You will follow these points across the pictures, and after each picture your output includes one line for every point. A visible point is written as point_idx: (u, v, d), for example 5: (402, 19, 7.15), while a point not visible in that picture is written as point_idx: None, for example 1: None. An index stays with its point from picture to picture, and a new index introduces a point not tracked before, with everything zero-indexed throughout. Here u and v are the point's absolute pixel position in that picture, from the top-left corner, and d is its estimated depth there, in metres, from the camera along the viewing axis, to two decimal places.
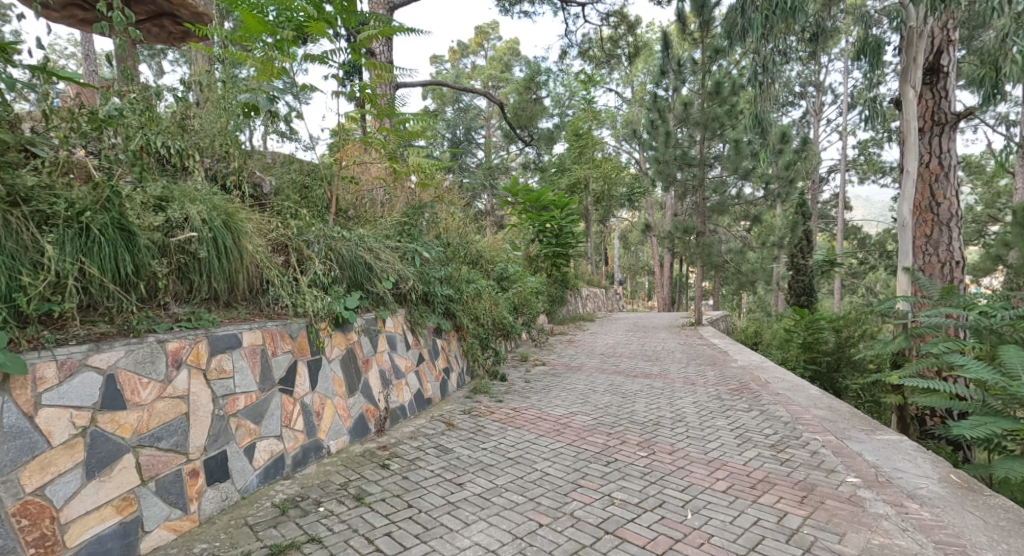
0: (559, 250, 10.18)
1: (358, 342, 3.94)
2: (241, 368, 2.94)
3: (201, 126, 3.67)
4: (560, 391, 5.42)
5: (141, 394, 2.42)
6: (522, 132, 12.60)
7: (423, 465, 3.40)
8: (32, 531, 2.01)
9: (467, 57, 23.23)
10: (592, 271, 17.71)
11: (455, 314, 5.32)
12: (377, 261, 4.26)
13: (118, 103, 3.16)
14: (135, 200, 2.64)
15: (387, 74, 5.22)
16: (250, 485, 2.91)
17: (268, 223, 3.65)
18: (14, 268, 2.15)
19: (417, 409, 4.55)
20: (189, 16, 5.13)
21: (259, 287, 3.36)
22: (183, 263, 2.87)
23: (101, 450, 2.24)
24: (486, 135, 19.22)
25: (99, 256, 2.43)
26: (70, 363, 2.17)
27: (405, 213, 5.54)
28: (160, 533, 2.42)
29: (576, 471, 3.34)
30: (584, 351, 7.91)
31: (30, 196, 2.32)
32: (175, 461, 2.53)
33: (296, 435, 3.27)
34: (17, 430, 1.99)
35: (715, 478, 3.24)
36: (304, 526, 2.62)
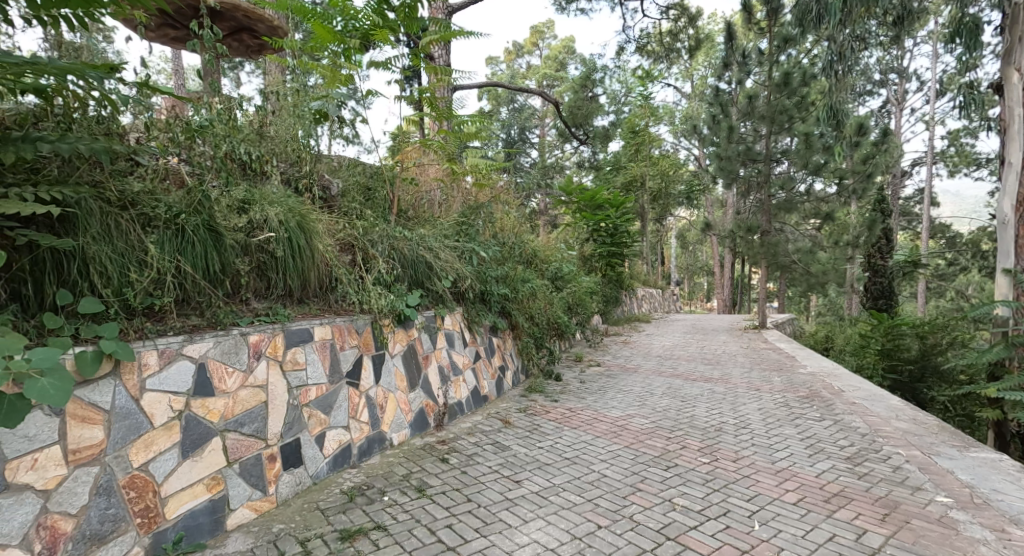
0: (615, 250, 10.03)
1: (418, 338, 4.07)
2: (313, 361, 3.12)
3: (276, 133, 3.90)
4: (616, 392, 5.36)
5: (226, 383, 2.61)
6: (578, 130, 12.51)
7: (481, 461, 3.46)
8: (139, 502, 2.21)
9: (522, 57, 23.31)
10: (648, 271, 17.33)
11: (511, 312, 5.37)
12: (437, 260, 4.38)
13: (206, 114, 3.40)
14: (221, 204, 2.87)
15: (447, 78, 5.34)
16: (321, 472, 3.08)
17: (336, 224, 3.84)
18: (124, 266, 2.36)
19: (474, 406, 4.64)
20: (266, 30, 5.45)
21: (328, 285, 3.54)
22: (262, 261, 3.08)
23: (194, 433, 2.44)
24: (540, 134, 19.24)
25: (192, 255, 2.65)
26: (169, 351, 2.37)
27: (462, 214, 5.65)
28: (243, 512, 2.61)
29: (635, 474, 3.30)
30: (640, 354, 7.77)
31: (137, 200, 2.50)
32: (255, 446, 2.71)
33: (362, 426, 3.42)
34: (126, 411, 2.18)
35: (785, 489, 3.11)
36: (370, 513, 2.74)
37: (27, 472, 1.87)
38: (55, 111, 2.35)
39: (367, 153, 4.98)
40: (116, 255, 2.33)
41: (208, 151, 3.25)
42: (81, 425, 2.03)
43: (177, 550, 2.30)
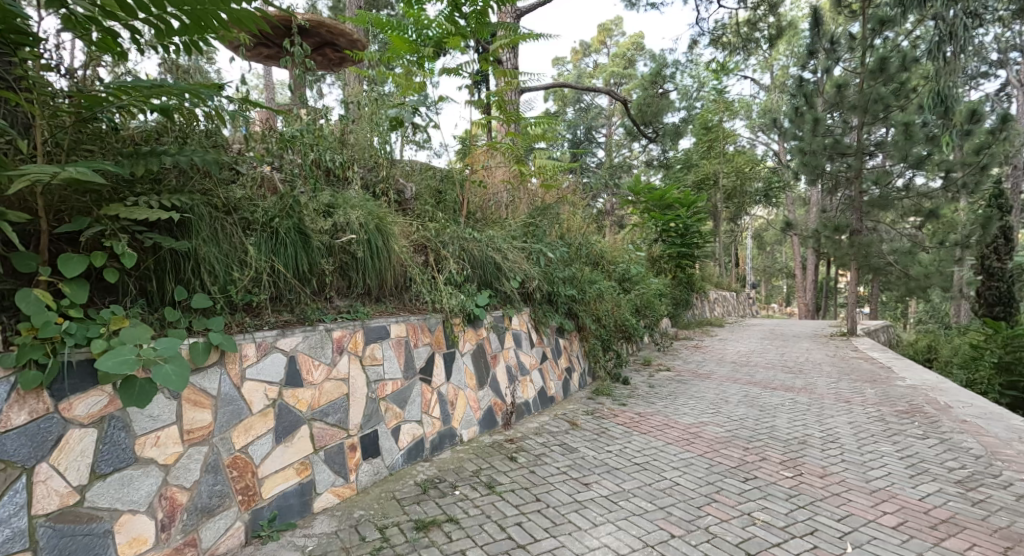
0: (686, 251, 9.71)
1: (487, 337, 4.16)
2: (389, 357, 3.27)
3: (356, 141, 4.12)
4: (688, 398, 5.20)
5: (314, 375, 2.81)
6: (647, 128, 12.21)
7: (549, 462, 3.48)
8: (240, 481, 2.42)
9: (589, 56, 23.09)
10: (722, 273, 16.61)
11: (578, 314, 5.36)
12: (506, 261, 4.45)
13: (297, 125, 3.67)
14: (309, 209, 3.08)
15: (516, 80, 5.40)
16: (396, 463, 3.23)
17: (410, 226, 4.00)
18: (228, 265, 2.59)
19: (541, 406, 4.67)
20: (347, 44, 5.76)
21: (402, 284, 3.70)
22: (344, 261, 3.27)
23: (286, 420, 2.64)
24: (607, 133, 18.94)
25: (284, 256, 2.87)
26: (265, 344, 2.59)
27: (529, 215, 5.70)
28: (327, 496, 2.79)
29: (710, 484, 3.20)
30: (714, 359, 7.48)
31: (239, 205, 2.74)
32: (338, 435, 2.90)
33: (434, 421, 3.55)
34: (230, 397, 2.40)
35: (882, 511, 2.90)
36: (443, 506, 2.84)
37: (152, 448, 2.11)
38: (174, 128, 2.61)
39: (436, 157, 5.14)
40: (221, 255, 2.56)
41: (298, 159, 3.50)
42: (194, 408, 2.26)
43: (271, 528, 2.50)
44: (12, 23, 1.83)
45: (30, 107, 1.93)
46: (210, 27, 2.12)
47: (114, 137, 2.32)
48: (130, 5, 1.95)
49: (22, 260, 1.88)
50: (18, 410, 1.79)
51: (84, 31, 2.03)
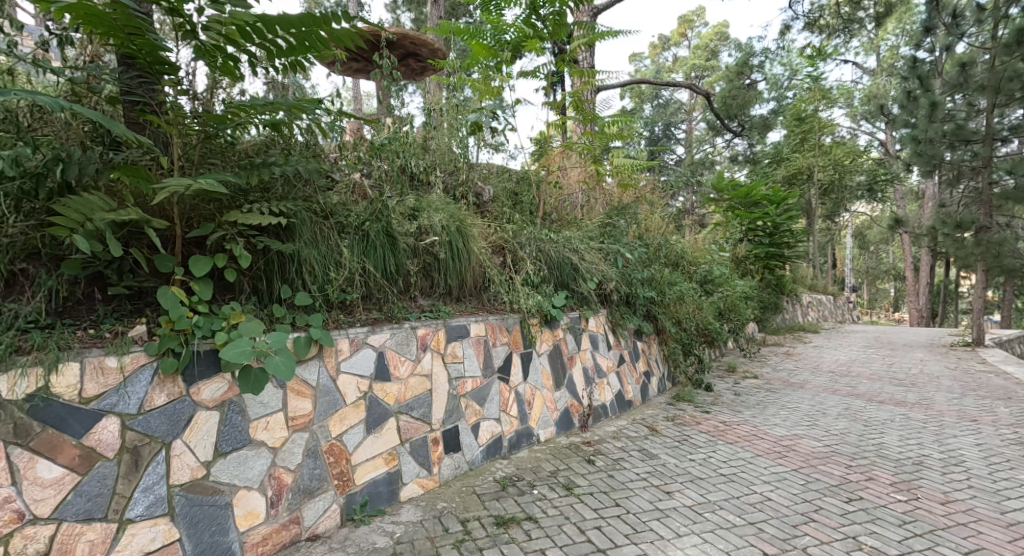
0: (775, 251, 9.13)
1: (564, 339, 4.16)
2: (469, 355, 3.38)
3: (437, 146, 4.27)
4: (779, 408, 4.90)
5: (400, 370, 2.96)
6: (732, 122, 11.59)
7: (628, 467, 3.43)
8: (336, 466, 2.60)
9: (669, 50, 22.36)
10: (816, 274, 15.47)
11: (657, 316, 5.21)
12: (583, 262, 4.43)
13: (385, 134, 3.87)
14: (396, 213, 3.25)
15: (593, 79, 5.35)
16: (476, 459, 3.33)
17: (489, 228, 4.09)
18: (325, 266, 2.78)
19: (618, 410, 4.61)
20: (428, 54, 5.99)
21: (481, 285, 3.79)
22: (428, 262, 3.41)
23: (375, 412, 2.80)
24: (687, 129, 18.20)
25: (374, 257, 3.05)
26: (357, 340, 2.76)
27: (606, 216, 5.63)
28: (413, 486, 2.92)
29: (806, 502, 3.00)
30: (807, 367, 6.99)
31: (334, 210, 2.94)
32: (422, 428, 3.03)
33: (511, 420, 3.62)
34: (327, 388, 2.59)
35: (1021, 548, 2.58)
36: (522, 504, 2.89)
37: (262, 431, 2.33)
38: (280, 141, 2.84)
39: (511, 159, 5.21)
40: (320, 256, 2.75)
41: (386, 166, 3.70)
42: (297, 397, 2.47)
43: (363, 512, 2.66)
44: (156, 54, 2.09)
45: (168, 127, 2.19)
46: (312, 45, 2.30)
47: (232, 151, 2.57)
48: (248, 32, 2.17)
49: (162, 261, 2.14)
50: (159, 392, 2.05)
51: (210, 58, 2.28)
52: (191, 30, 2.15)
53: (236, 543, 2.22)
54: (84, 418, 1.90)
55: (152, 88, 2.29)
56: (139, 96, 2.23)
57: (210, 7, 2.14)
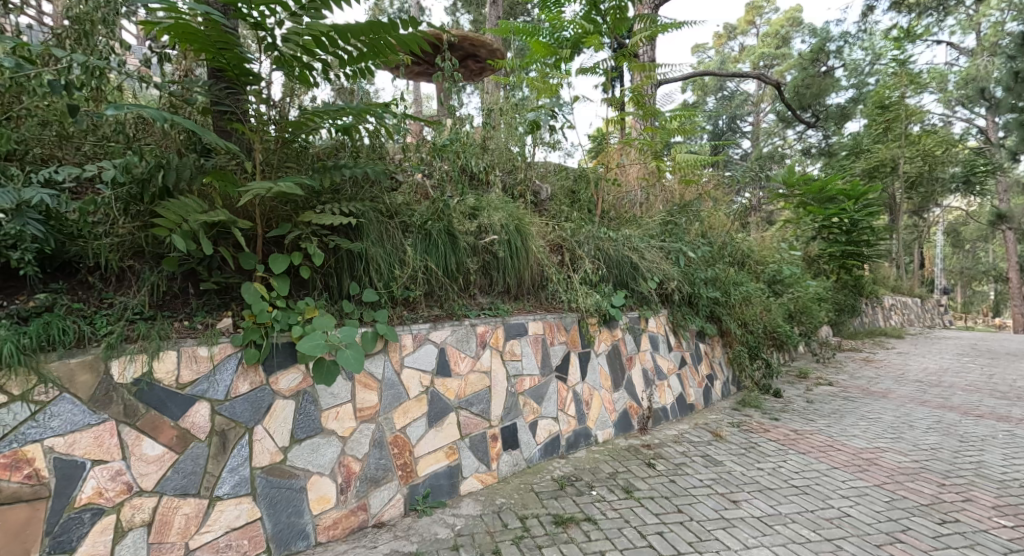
0: (852, 250, 8.48)
1: (622, 339, 4.10)
2: (527, 353, 3.40)
3: (496, 146, 4.31)
4: (858, 418, 4.60)
5: (460, 366, 3.02)
6: (805, 113, 10.95)
7: (691, 473, 3.33)
8: (400, 457, 2.69)
9: (735, 39, 21.46)
10: (900, 275, 14.35)
11: (721, 317, 5.02)
12: (643, 261, 4.33)
13: (446, 134, 3.95)
14: (456, 212, 3.31)
15: (654, 74, 5.22)
16: (533, 457, 3.35)
17: (547, 227, 4.09)
18: (390, 264, 2.87)
19: (680, 414, 4.49)
20: (487, 54, 6.05)
21: (540, 283, 3.78)
22: (487, 260, 3.46)
23: (437, 406, 2.88)
24: (755, 121, 17.37)
25: (435, 255, 3.12)
26: (420, 336, 2.85)
27: (667, 213, 5.48)
28: (472, 481, 2.98)
29: (892, 521, 2.81)
30: (890, 375, 6.50)
31: (398, 210, 3.03)
32: (481, 424, 3.08)
33: (569, 419, 3.61)
34: (391, 382, 2.69)
35: None
36: (581, 505, 2.87)
37: (333, 420, 2.45)
38: (348, 144, 2.97)
39: (568, 157, 5.18)
40: (386, 255, 2.85)
41: (447, 166, 3.78)
42: (364, 389, 2.58)
43: (425, 503, 2.74)
44: (242, 66, 2.25)
45: (252, 134, 2.34)
46: (380, 53, 2.39)
47: (306, 154, 2.71)
48: (323, 42, 2.28)
49: (245, 259, 2.30)
50: (243, 380, 2.21)
51: (289, 67, 2.41)
52: (272, 43, 2.29)
53: (310, 526, 2.35)
54: (180, 402, 2.08)
55: (239, 98, 2.48)
56: (227, 105, 2.42)
57: (289, 20, 2.26)
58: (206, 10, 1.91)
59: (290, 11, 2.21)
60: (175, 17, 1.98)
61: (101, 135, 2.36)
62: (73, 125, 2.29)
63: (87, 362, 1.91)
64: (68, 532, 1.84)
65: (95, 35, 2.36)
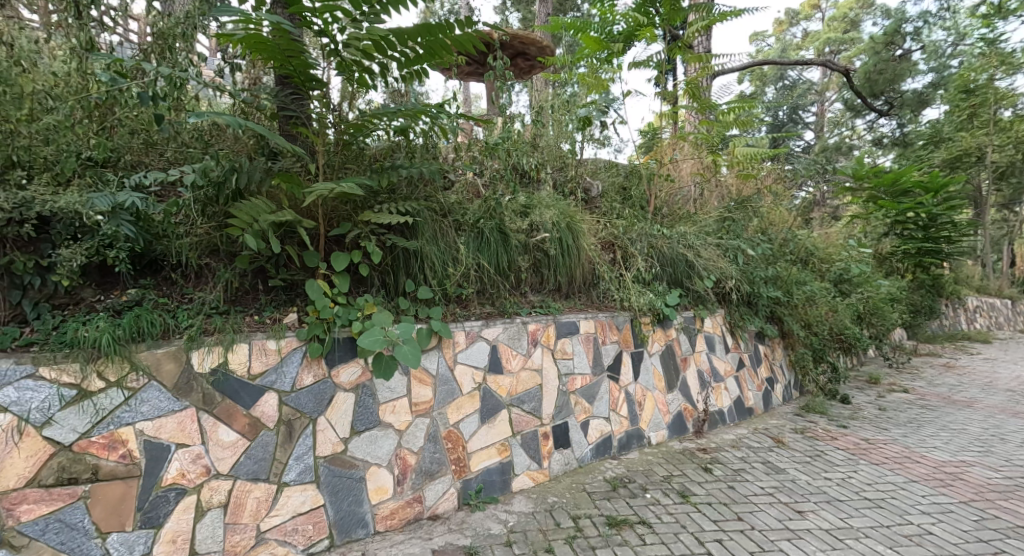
0: (930, 247, 7.89)
1: (677, 339, 3.99)
2: (579, 352, 3.37)
3: (546, 144, 4.29)
4: (939, 429, 4.28)
5: (512, 363, 3.03)
6: (875, 101, 10.26)
7: (751, 479, 3.21)
8: (453, 452, 2.74)
9: (797, 25, 20.43)
10: (986, 274, 13.21)
11: (781, 318, 4.79)
12: (699, 259, 4.19)
13: (497, 133, 3.96)
14: (508, 210, 3.32)
15: (711, 64, 5.02)
16: (585, 457, 3.32)
17: (598, 225, 4.03)
18: (444, 262, 2.92)
19: (737, 418, 4.33)
20: (537, 51, 6.00)
21: (591, 282, 3.75)
22: (538, 258, 3.46)
23: (489, 402, 2.91)
24: (819, 111, 16.45)
25: (488, 253, 3.15)
26: (472, 333, 2.88)
27: (724, 210, 5.28)
28: (524, 478, 2.99)
29: (981, 542, 2.61)
30: (975, 383, 5.99)
31: (451, 209, 3.07)
32: (533, 422, 3.09)
33: (621, 420, 3.55)
34: (445, 377, 2.73)
35: None
36: (635, 507, 2.82)
37: (390, 414, 2.53)
38: (404, 145, 3.03)
39: (618, 153, 5.08)
40: (440, 253, 2.90)
41: (498, 165, 3.79)
42: (419, 384, 2.64)
43: (478, 498, 2.78)
44: (307, 73, 2.35)
45: (315, 137, 2.45)
46: (437, 55, 2.44)
47: (364, 156, 2.79)
48: (382, 46, 2.34)
49: (310, 257, 2.41)
50: (307, 373, 2.32)
51: (349, 72, 2.49)
52: (334, 50, 2.38)
53: (369, 514, 2.43)
54: (251, 392, 2.20)
55: (303, 103, 2.60)
56: (292, 110, 2.55)
57: (350, 26, 2.34)
58: (277, 20, 2.01)
59: (351, 17, 2.29)
60: (250, 29, 2.09)
61: (182, 142, 2.53)
62: (158, 133, 2.46)
63: (171, 352, 2.06)
64: (156, 509, 1.99)
65: (176, 49, 2.54)
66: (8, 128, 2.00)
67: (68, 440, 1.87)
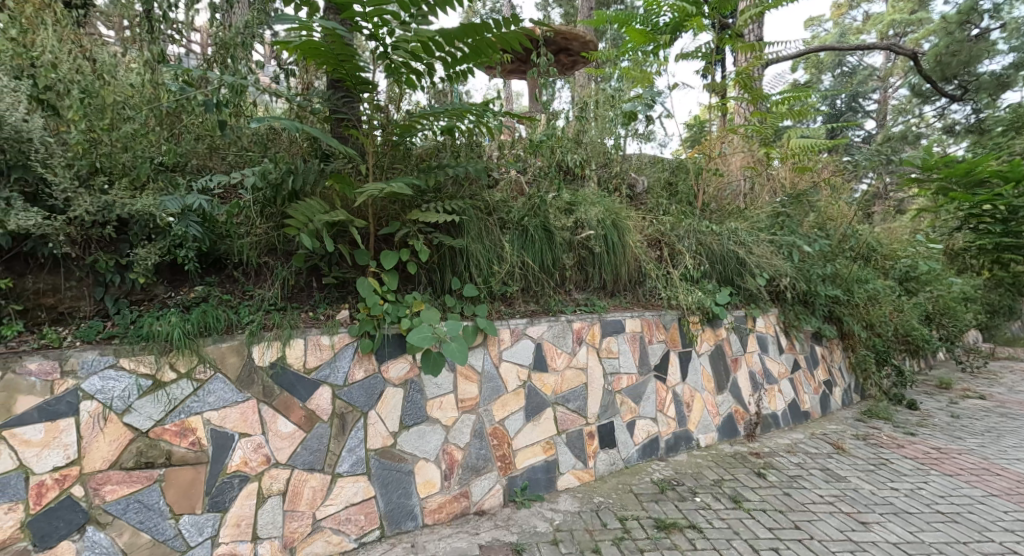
0: (1010, 243, 7.23)
1: (727, 339, 3.87)
2: (624, 351, 3.32)
3: (590, 140, 4.23)
4: (1020, 440, 3.97)
5: (557, 361, 3.02)
6: (946, 86, 9.55)
7: (809, 487, 3.07)
8: (499, 449, 2.75)
9: (857, 8, 19.33)
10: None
11: (841, 318, 4.55)
12: (751, 255, 4.03)
13: (542, 130, 3.94)
14: (553, 207, 3.31)
15: (764, 53, 4.81)
16: (631, 457, 3.27)
17: (644, 221, 3.95)
18: (489, 260, 2.93)
19: (792, 421, 4.16)
20: (580, 47, 5.93)
21: (637, 279, 3.68)
22: (583, 256, 3.43)
23: (534, 400, 2.91)
24: (882, 98, 15.50)
25: (533, 251, 3.14)
26: (517, 331, 2.89)
27: (777, 204, 5.06)
28: (570, 477, 2.98)
29: None
30: None
31: (496, 207, 3.08)
32: (578, 421, 3.07)
33: (669, 421, 3.48)
34: (490, 375, 2.75)
35: None
36: (684, 511, 2.76)
37: (437, 410, 2.57)
38: (450, 145, 3.07)
39: (663, 148, 4.97)
40: (485, 251, 2.92)
41: (543, 162, 3.78)
42: (465, 381, 2.67)
43: (524, 496, 2.79)
44: (359, 76, 2.41)
45: (365, 139, 2.51)
46: (483, 54, 2.45)
47: (412, 156, 2.84)
48: (430, 47, 2.38)
49: (361, 256, 2.48)
50: (359, 368, 2.39)
51: (397, 74, 2.55)
52: (384, 52, 2.43)
53: (417, 507, 2.49)
54: (307, 385, 2.29)
55: (354, 105, 2.67)
56: (343, 113, 2.64)
57: (399, 29, 2.38)
58: (331, 26, 2.07)
59: (399, 20, 2.32)
60: (305, 35, 2.17)
61: (242, 146, 2.65)
62: (221, 138, 2.61)
63: (234, 346, 2.16)
64: (222, 494, 2.10)
65: (237, 57, 2.66)
66: (92, 137, 2.13)
67: (145, 427, 2.00)
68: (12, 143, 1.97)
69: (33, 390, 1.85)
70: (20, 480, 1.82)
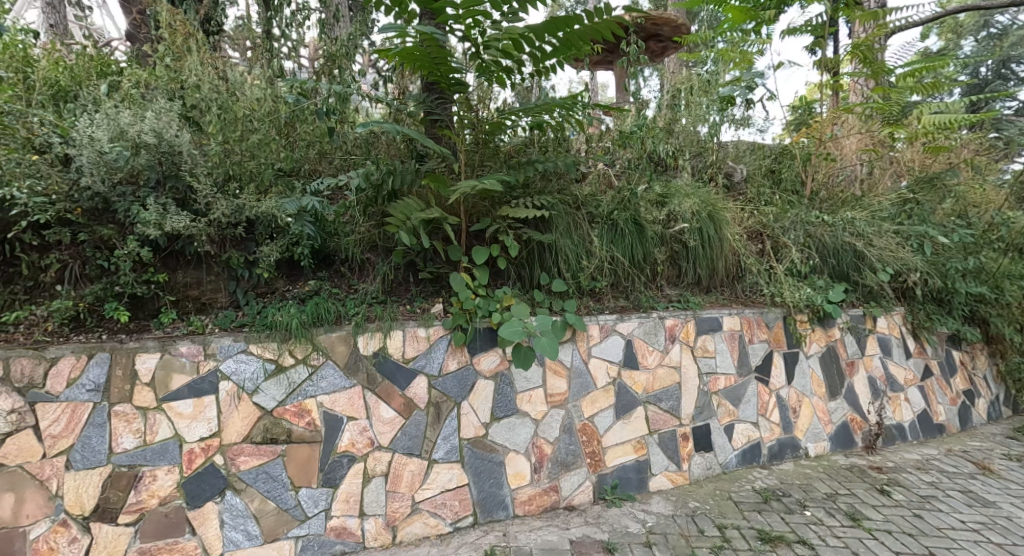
0: None
1: (841, 340, 3.54)
2: (721, 350, 3.15)
3: (683, 128, 4.04)
4: None
5: (648, 359, 2.93)
6: None
7: (944, 510, 2.73)
8: (589, 446, 2.73)
9: None
10: None
11: (985, 319, 3.98)
12: (871, 248, 3.64)
13: (632, 120, 3.82)
14: (644, 201, 3.20)
15: (887, 21, 4.30)
16: (729, 463, 3.10)
17: (743, 213, 3.71)
18: (578, 255, 2.91)
19: (921, 434, 3.72)
20: (671, 31, 5.69)
21: (735, 274, 3.47)
22: (676, 250, 3.30)
23: (624, 398, 2.85)
24: None
25: (623, 245, 3.07)
26: (606, 327, 2.84)
27: (904, 190, 4.52)
28: (662, 479, 2.88)
29: None
30: None
31: (585, 202, 3.05)
32: (671, 422, 2.96)
33: (772, 426, 3.25)
34: (579, 370, 2.73)
35: None
36: (792, 524, 2.57)
37: (527, 403, 2.60)
38: (538, 140, 3.08)
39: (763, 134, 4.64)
40: (573, 246, 2.90)
41: (632, 154, 3.68)
42: (554, 375, 2.67)
43: (614, 495, 2.74)
44: (451, 77, 2.48)
45: (457, 138, 2.59)
46: (573, 46, 2.43)
47: (502, 153, 2.88)
48: (520, 43, 2.40)
49: (453, 251, 2.56)
50: (452, 359, 2.48)
51: (488, 73, 2.59)
52: (476, 52, 2.49)
53: (508, 498, 2.54)
54: (405, 374, 2.41)
55: (447, 106, 2.76)
56: (437, 114, 2.75)
57: (490, 28, 2.42)
58: (428, 30, 2.16)
59: (491, 20, 2.37)
60: (403, 41, 2.27)
61: (347, 150, 2.84)
62: (329, 144, 2.79)
63: (342, 336, 2.33)
64: (333, 472, 2.28)
65: (342, 67, 2.86)
66: (227, 148, 2.40)
67: (269, 406, 2.22)
68: (167, 157, 2.27)
69: (184, 369, 2.12)
70: (176, 447, 2.10)
